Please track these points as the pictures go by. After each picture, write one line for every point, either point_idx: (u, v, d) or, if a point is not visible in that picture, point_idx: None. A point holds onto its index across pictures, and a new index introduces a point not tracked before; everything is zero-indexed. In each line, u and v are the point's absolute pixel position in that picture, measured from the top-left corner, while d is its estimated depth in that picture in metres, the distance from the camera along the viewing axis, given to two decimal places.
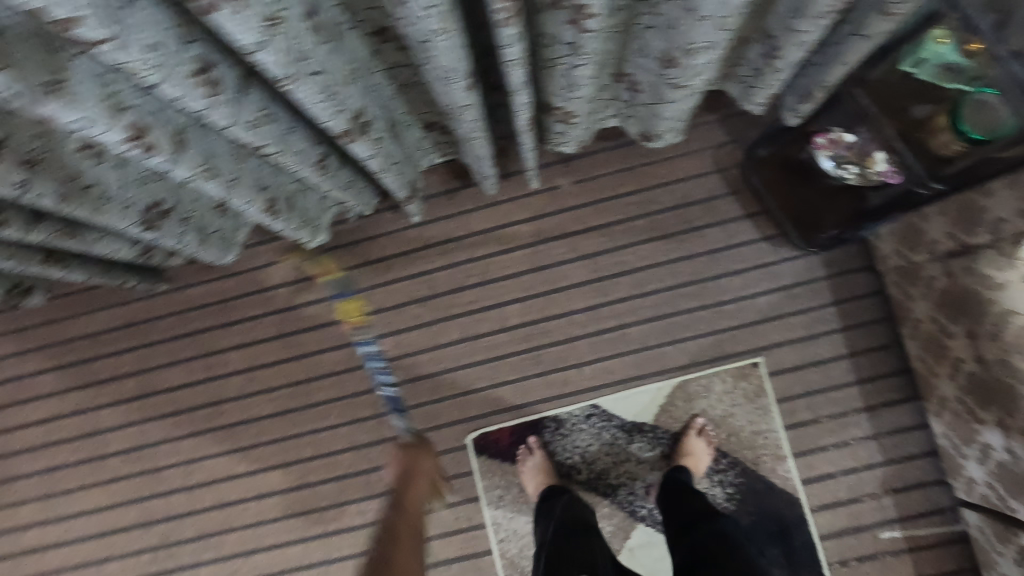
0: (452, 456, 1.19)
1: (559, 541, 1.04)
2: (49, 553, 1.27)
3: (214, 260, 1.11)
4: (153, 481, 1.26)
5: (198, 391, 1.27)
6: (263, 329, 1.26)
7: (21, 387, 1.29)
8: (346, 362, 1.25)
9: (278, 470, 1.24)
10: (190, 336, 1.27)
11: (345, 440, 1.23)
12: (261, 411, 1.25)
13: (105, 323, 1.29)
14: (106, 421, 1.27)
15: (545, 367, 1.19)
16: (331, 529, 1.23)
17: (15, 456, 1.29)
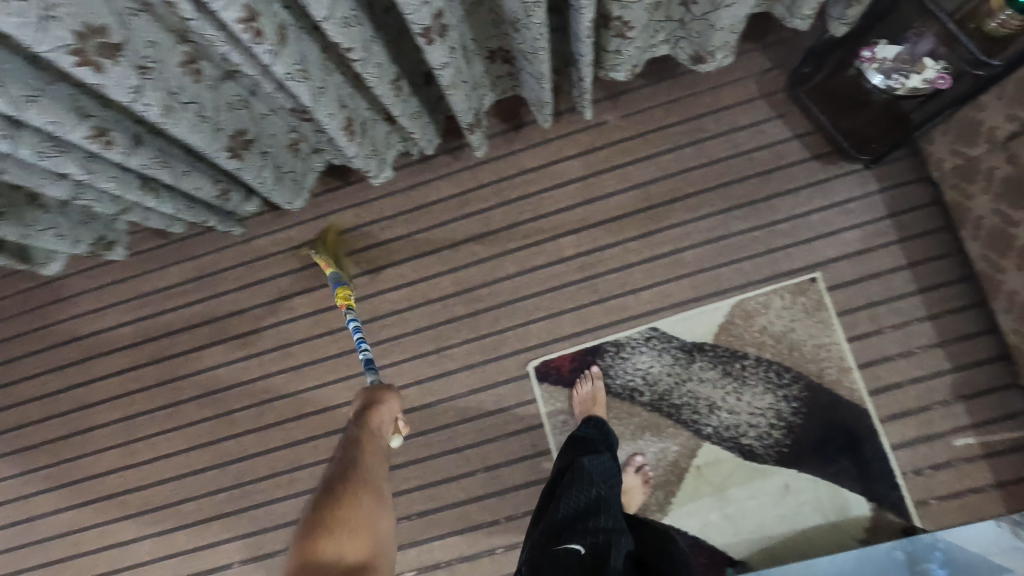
0: (515, 384, 1.22)
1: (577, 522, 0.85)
2: (128, 497, 1.30)
3: (284, 204, 1.16)
4: (225, 424, 1.29)
5: (267, 336, 1.32)
6: (327, 274, 1.32)
7: (102, 340, 1.36)
8: (407, 301, 1.28)
9: (345, 407, 1.26)
10: (258, 285, 1.34)
11: (411, 374, 1.25)
12: (328, 350, 1.29)
13: (177, 277, 1.36)
14: (180, 369, 1.33)
15: (602, 295, 1.22)
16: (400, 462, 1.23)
17: (96, 406, 1.34)
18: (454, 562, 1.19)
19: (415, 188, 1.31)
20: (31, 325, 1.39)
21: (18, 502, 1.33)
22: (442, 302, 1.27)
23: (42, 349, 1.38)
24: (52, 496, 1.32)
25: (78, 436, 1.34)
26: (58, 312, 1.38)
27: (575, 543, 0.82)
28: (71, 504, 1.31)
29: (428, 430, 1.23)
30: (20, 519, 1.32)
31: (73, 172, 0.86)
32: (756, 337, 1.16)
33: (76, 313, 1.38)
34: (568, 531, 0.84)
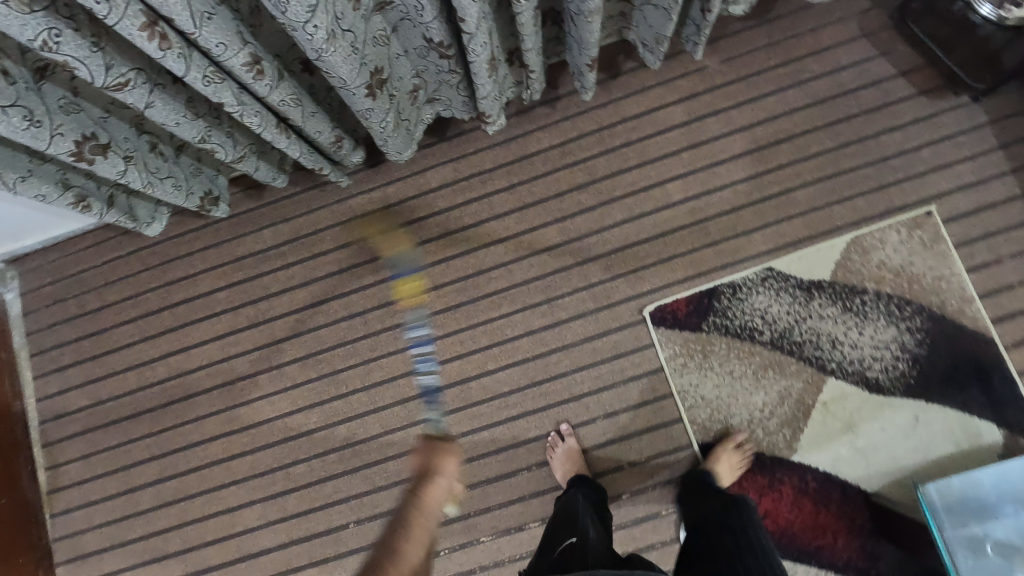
0: (630, 330, 1.21)
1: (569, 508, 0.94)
2: (234, 462, 1.28)
3: (395, 154, 1.15)
4: (332, 384, 1.28)
5: (369, 294, 1.30)
6: (428, 230, 1.30)
7: (197, 306, 1.34)
8: (513, 253, 1.27)
9: (456, 361, 1.25)
10: (357, 244, 1.32)
11: (522, 325, 1.24)
12: (433, 306, 1.27)
13: (272, 240, 1.34)
14: (280, 331, 1.31)
15: (714, 238, 1.22)
16: (516, 414, 1.22)
17: (195, 373, 1.32)
18: None
19: (515, 140, 1.30)
20: (122, 295, 1.37)
21: (119, 472, 1.31)
22: (550, 253, 1.26)
23: (134, 318, 1.36)
24: (154, 465, 1.30)
25: (177, 404, 1.32)
26: (151, 280, 1.37)
27: (571, 537, 0.84)
28: (175, 472, 1.29)
29: (543, 381, 1.22)
30: (121, 489, 1.30)
31: (227, 102, 0.85)
32: (874, 271, 1.16)
33: (169, 281, 1.36)
34: (555, 541, 0.87)
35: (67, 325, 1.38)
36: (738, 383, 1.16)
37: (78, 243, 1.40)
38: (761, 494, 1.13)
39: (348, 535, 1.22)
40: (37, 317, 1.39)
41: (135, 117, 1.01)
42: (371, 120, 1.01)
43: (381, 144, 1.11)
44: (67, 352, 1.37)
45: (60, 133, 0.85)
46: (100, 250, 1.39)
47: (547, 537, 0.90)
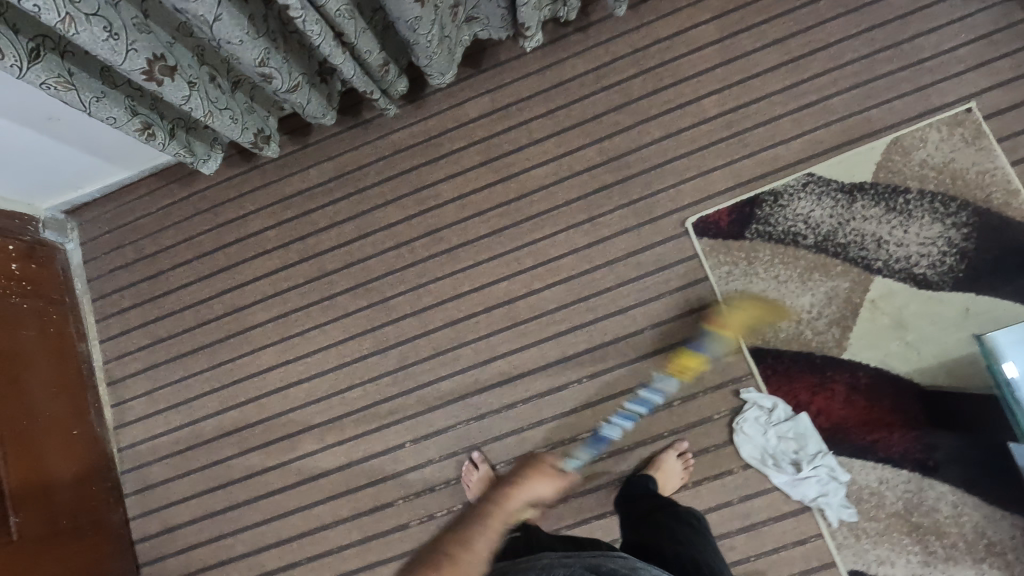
0: (673, 243, 1.23)
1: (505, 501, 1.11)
2: (292, 390, 1.32)
3: (439, 75, 1.20)
4: (383, 311, 1.32)
5: (415, 224, 1.34)
6: (469, 160, 1.34)
7: (250, 245, 1.39)
8: (553, 176, 1.30)
9: (502, 283, 1.28)
10: (400, 177, 1.36)
11: (566, 244, 1.27)
12: (478, 231, 1.31)
13: (318, 178, 1.39)
14: (331, 264, 1.35)
15: (753, 149, 1.23)
16: (564, 329, 1.24)
17: (250, 308, 1.37)
18: (630, 419, 1.19)
19: (549, 68, 1.33)
20: (177, 239, 1.43)
21: (181, 405, 1.36)
22: (590, 173, 1.29)
23: (189, 260, 1.41)
24: (214, 397, 1.35)
25: (234, 338, 1.36)
26: (203, 222, 1.42)
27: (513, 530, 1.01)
28: (234, 403, 1.34)
29: (589, 296, 1.25)
30: (185, 422, 1.35)
31: (293, 7, 0.88)
32: (917, 171, 1.17)
33: (221, 223, 1.41)
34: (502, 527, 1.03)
35: (125, 270, 1.43)
36: (785, 288, 1.18)
37: (133, 192, 1.45)
38: (812, 392, 1.14)
39: (405, 454, 1.25)
40: (97, 264, 1.45)
41: (197, 47, 1.04)
42: (421, 32, 1.05)
43: (426, 65, 1.16)
44: (127, 295, 1.42)
45: (134, 49, 0.89)
46: (153, 198, 1.45)
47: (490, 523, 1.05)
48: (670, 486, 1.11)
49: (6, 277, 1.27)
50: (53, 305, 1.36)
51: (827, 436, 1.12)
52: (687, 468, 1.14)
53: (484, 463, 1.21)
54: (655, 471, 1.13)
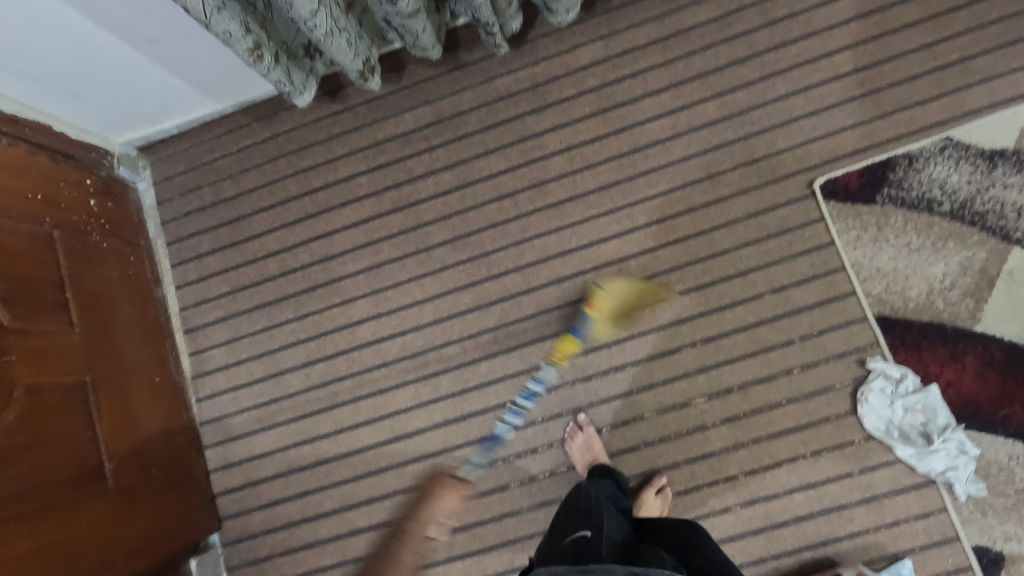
0: (798, 205, 1.18)
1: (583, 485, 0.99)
2: (385, 344, 1.26)
3: (564, 12, 1.15)
4: (484, 266, 1.26)
5: (519, 175, 1.27)
6: (579, 109, 1.27)
7: (339, 191, 1.32)
8: (670, 131, 1.23)
9: (612, 240, 1.22)
10: (503, 125, 1.29)
11: (683, 202, 1.21)
12: (586, 186, 1.25)
13: (415, 123, 1.31)
14: (427, 214, 1.29)
15: (887, 110, 1.17)
16: (679, 291, 1.19)
17: (340, 258, 1.30)
18: (747, 385, 1.15)
19: (668, 15, 1.26)
20: (260, 182, 1.35)
21: (265, 356, 1.30)
22: (709, 129, 1.22)
23: (273, 205, 1.34)
24: (301, 349, 1.29)
25: (322, 288, 1.30)
26: (289, 165, 1.34)
27: (582, 530, 0.89)
28: (323, 356, 1.28)
29: (706, 258, 1.19)
30: (268, 373, 1.29)
31: None
32: None
33: (307, 167, 1.34)
34: (572, 525, 0.92)
35: (203, 214, 1.36)
36: (916, 256, 1.13)
37: (211, 131, 1.37)
38: (942, 364, 1.10)
39: (506, 413, 1.21)
40: (173, 206, 1.37)
41: None
42: None
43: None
44: (205, 240, 1.35)
45: None
46: (235, 137, 1.36)
47: (564, 519, 0.95)
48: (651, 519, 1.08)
49: (85, 214, 1.20)
50: (130, 246, 1.29)
51: (957, 409, 1.09)
52: (665, 504, 1.12)
53: (589, 427, 1.16)
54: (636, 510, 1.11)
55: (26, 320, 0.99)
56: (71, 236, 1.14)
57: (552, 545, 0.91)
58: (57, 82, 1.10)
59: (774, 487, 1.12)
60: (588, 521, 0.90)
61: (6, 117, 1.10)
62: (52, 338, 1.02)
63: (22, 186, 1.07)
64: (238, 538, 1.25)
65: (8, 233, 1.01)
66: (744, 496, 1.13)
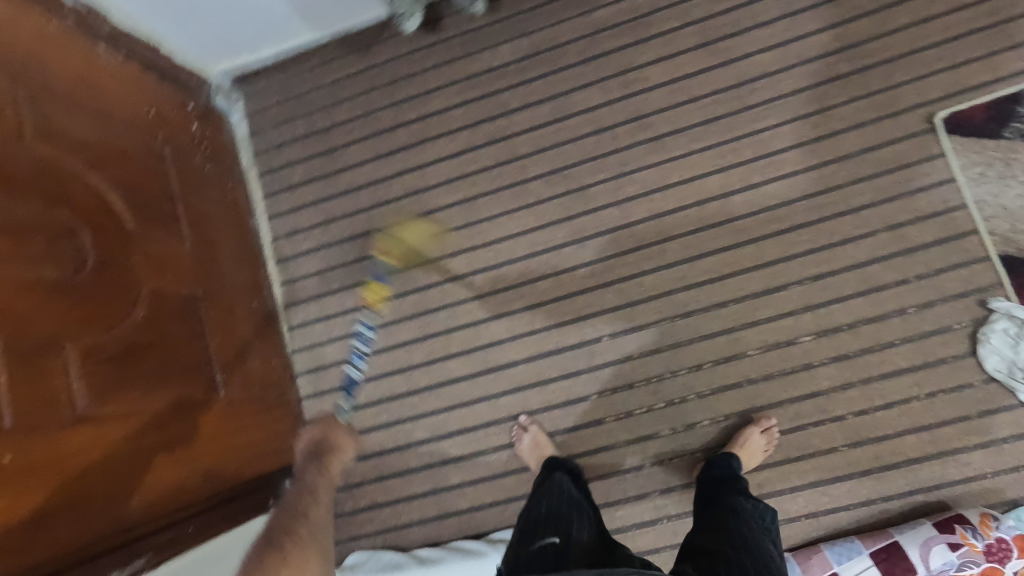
0: (918, 140, 1.13)
1: (547, 487, 0.99)
2: (479, 277, 1.25)
3: None
4: (581, 200, 1.23)
5: (619, 108, 1.24)
6: (684, 41, 1.23)
7: (433, 124, 1.31)
8: (780, 63, 1.19)
9: (716, 175, 1.19)
10: (604, 57, 1.25)
11: (793, 136, 1.17)
12: (690, 119, 1.21)
13: (511, 55, 1.29)
14: (523, 147, 1.27)
15: (1017, 41, 1.11)
16: (786, 227, 1.15)
17: (433, 190, 1.29)
18: (858, 324, 1.11)
19: None
20: (352, 114, 1.34)
21: (357, 286, 1.30)
22: (823, 61, 1.18)
23: (366, 137, 1.33)
24: (393, 280, 1.29)
25: (415, 221, 1.29)
26: (382, 97, 1.33)
27: (553, 535, 0.88)
28: (415, 288, 1.28)
29: (817, 194, 1.15)
30: (361, 303, 1.30)
31: None
32: None
33: (400, 99, 1.33)
34: (541, 529, 0.90)
35: (296, 145, 1.36)
36: None
37: (305, 62, 1.37)
38: None
39: (602, 348, 1.19)
40: (265, 137, 1.38)
41: None
42: None
43: None
44: (298, 171, 1.35)
45: None
46: (327, 69, 1.36)
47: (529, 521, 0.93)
48: (758, 460, 1.07)
49: (189, 136, 1.21)
50: (227, 173, 1.30)
51: None
52: (769, 442, 1.10)
53: (533, 425, 1.19)
54: (737, 448, 1.08)
55: (145, 227, 0.99)
56: (179, 155, 1.15)
57: (518, 551, 0.88)
58: None
59: (883, 428, 1.09)
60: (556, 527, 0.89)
61: (120, 31, 1.10)
62: (167, 248, 1.03)
63: (137, 100, 1.08)
64: None
65: (127, 141, 1.02)
66: (851, 436, 1.10)
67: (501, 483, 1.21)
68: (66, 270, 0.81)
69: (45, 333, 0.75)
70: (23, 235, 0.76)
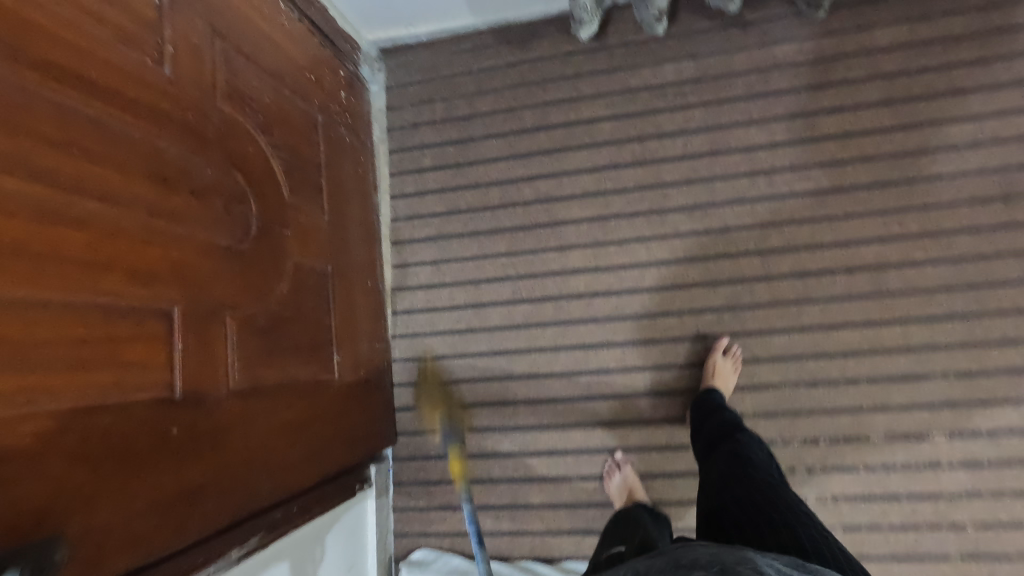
0: None
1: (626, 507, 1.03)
2: (598, 300, 1.22)
3: None
4: (723, 242, 1.18)
5: (781, 154, 1.17)
6: (866, 94, 1.15)
7: (578, 133, 1.26)
8: (969, 138, 1.11)
9: (873, 245, 1.12)
10: (774, 96, 1.18)
11: (968, 219, 1.09)
12: (856, 179, 1.14)
13: (674, 76, 1.23)
14: (668, 175, 1.21)
15: None
16: (940, 314, 1.08)
17: (567, 201, 1.25)
18: (999, 433, 1.05)
19: (997, 7, 1.11)
20: (496, 107, 1.30)
21: (470, 284, 1.27)
22: (1018, 145, 1.09)
23: (505, 133, 1.29)
24: (508, 285, 1.26)
25: (542, 229, 1.26)
26: (529, 95, 1.29)
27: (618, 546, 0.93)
28: (530, 297, 1.25)
29: (983, 286, 1.08)
30: (470, 302, 1.27)
31: None
32: None
33: (548, 100, 1.28)
34: (614, 542, 0.96)
35: (432, 128, 1.33)
36: None
37: (457, 44, 1.32)
38: None
39: None
40: (401, 114, 1.34)
41: None
42: None
43: None
44: (429, 155, 1.32)
45: None
46: (478, 55, 1.31)
47: (605, 542, 0.99)
48: (733, 382, 1.10)
49: (337, 103, 1.18)
50: (362, 145, 1.27)
51: None
52: (736, 364, 1.13)
53: (627, 465, 1.15)
54: (711, 378, 1.10)
55: (296, 195, 0.98)
56: (327, 122, 1.13)
57: (594, 563, 0.96)
58: None
59: (1006, 548, 1.03)
60: (624, 537, 0.94)
61: None
62: (311, 219, 1.01)
63: (302, 62, 1.05)
64: (411, 456, 1.26)
65: (291, 104, 0.99)
66: (967, 548, 1.04)
67: (583, 512, 1.19)
68: (234, 236, 0.79)
69: (214, 302, 0.74)
70: (207, 197, 0.74)
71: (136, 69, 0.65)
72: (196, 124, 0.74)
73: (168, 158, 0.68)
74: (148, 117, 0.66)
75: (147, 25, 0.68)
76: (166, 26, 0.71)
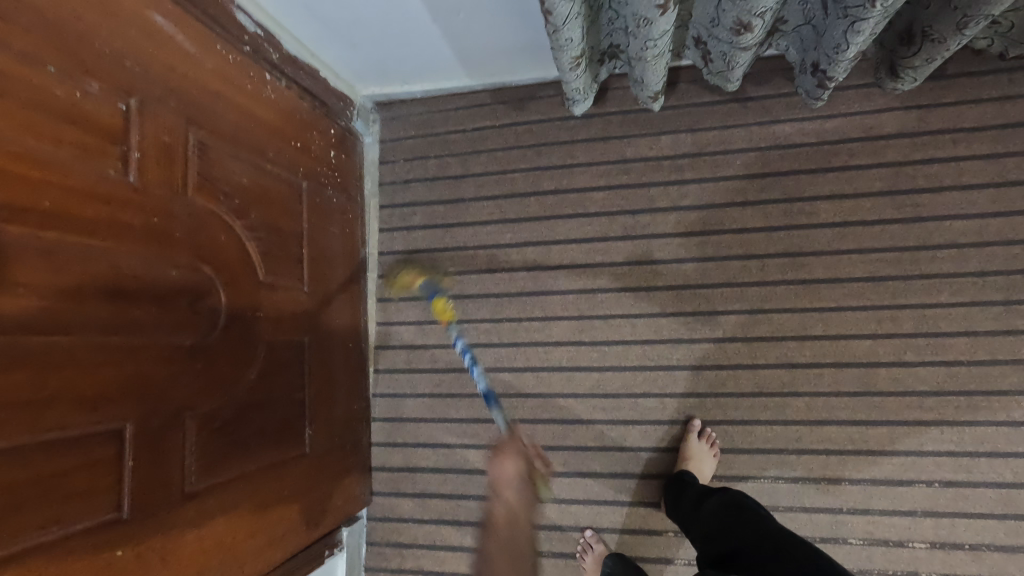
0: None
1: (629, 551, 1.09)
2: (580, 374, 1.20)
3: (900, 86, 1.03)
4: (711, 326, 1.15)
5: (776, 238, 1.14)
6: (867, 182, 1.11)
7: (569, 201, 1.23)
8: (972, 237, 1.06)
9: (865, 340, 1.08)
10: (772, 177, 1.15)
11: (965, 321, 1.05)
12: (851, 271, 1.10)
13: (670, 149, 1.19)
14: (658, 252, 1.19)
15: None
16: (929, 419, 1.05)
17: (553, 270, 1.23)
18: (982, 547, 1.02)
19: (1012, 100, 1.06)
20: (488, 168, 1.28)
21: (453, 347, 1.26)
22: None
23: (497, 196, 1.27)
24: (490, 351, 1.24)
25: (527, 297, 1.24)
26: (521, 159, 1.26)
27: None
28: (511, 366, 1.23)
29: (976, 393, 1.04)
30: (451, 366, 1.26)
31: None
32: None
33: (541, 165, 1.25)
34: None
35: (423, 185, 1.31)
36: None
37: (452, 102, 1.30)
38: None
39: None
40: (393, 169, 1.33)
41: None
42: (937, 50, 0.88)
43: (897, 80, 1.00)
44: (418, 213, 1.31)
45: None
46: (472, 113, 1.29)
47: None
48: (707, 468, 1.08)
49: (326, 165, 1.17)
50: (351, 203, 1.26)
51: None
52: (712, 446, 1.11)
53: (599, 544, 1.15)
54: (686, 462, 1.08)
55: (272, 274, 0.97)
56: (313, 187, 1.11)
57: None
58: (344, 32, 1.05)
59: None
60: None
61: (288, 56, 1.05)
62: (288, 294, 1.01)
63: (289, 132, 1.04)
64: (385, 516, 1.26)
65: (273, 180, 0.98)
66: None
67: None
68: (201, 333, 0.79)
69: (173, 408, 0.73)
70: (170, 301, 0.74)
71: (97, 185, 0.65)
72: (162, 226, 0.74)
73: (128, 271, 0.68)
74: (107, 232, 0.66)
75: (111, 135, 0.68)
76: (133, 132, 0.70)
